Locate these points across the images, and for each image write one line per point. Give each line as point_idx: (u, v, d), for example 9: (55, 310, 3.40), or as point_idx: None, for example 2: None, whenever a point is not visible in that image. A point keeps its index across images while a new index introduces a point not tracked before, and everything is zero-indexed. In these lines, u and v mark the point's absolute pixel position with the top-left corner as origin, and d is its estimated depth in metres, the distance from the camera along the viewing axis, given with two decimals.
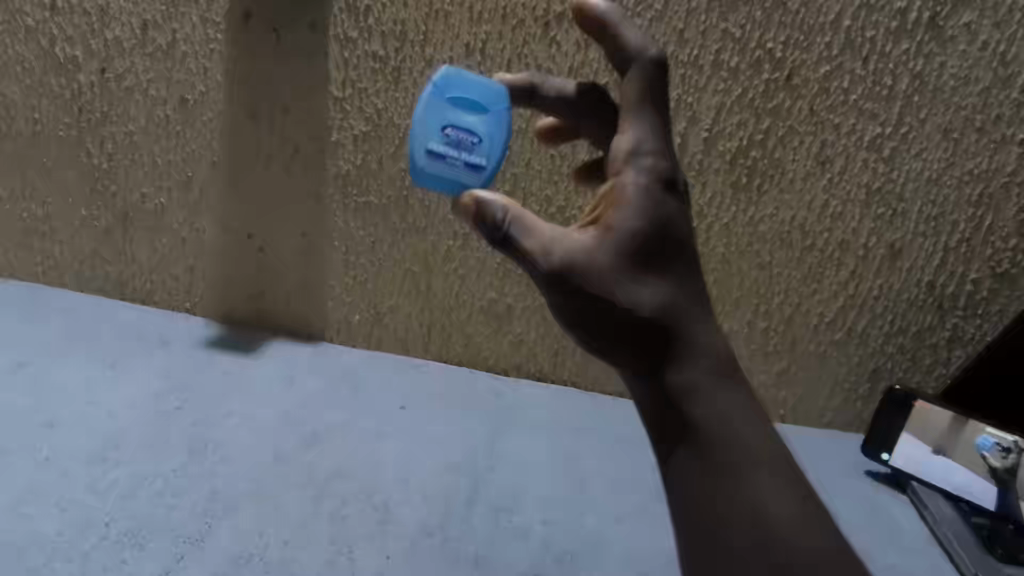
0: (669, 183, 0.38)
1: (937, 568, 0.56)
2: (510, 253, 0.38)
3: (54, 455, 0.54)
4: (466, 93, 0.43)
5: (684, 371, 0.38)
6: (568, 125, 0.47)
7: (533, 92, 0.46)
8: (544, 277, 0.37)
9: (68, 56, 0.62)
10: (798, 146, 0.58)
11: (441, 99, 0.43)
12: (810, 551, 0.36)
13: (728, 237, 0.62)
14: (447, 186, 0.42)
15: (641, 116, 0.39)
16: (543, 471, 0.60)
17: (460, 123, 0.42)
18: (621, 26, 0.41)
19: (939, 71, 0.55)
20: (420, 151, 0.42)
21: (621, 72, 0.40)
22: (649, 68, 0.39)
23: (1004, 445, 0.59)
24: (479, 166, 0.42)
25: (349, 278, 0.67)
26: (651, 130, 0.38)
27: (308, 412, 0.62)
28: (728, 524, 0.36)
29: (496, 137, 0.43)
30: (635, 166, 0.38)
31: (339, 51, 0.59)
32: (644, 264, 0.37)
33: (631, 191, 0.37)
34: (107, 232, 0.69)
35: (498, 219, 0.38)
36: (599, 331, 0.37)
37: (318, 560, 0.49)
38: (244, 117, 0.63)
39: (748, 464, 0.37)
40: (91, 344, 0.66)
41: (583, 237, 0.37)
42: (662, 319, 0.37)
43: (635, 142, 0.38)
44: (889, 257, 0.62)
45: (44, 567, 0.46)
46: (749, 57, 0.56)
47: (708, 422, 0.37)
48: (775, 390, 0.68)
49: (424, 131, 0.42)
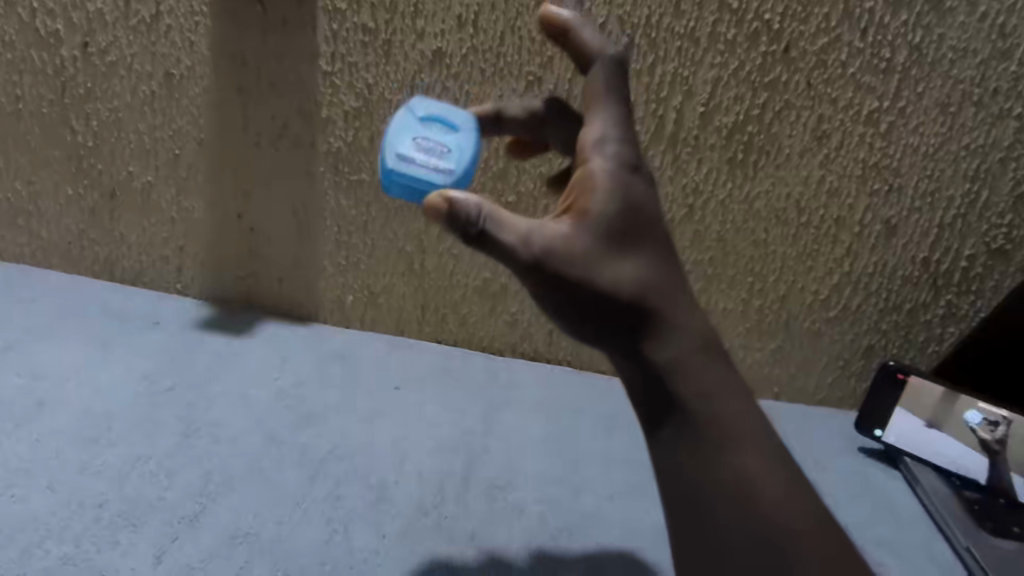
0: (635, 167, 0.40)
1: (929, 544, 0.57)
2: (489, 250, 0.37)
3: (45, 436, 0.54)
4: (438, 113, 0.44)
5: (665, 351, 0.38)
6: (536, 138, 0.50)
7: (499, 118, 0.48)
8: (527, 269, 0.36)
9: (49, 29, 0.61)
10: (795, 121, 0.58)
11: (413, 117, 0.43)
12: (802, 528, 0.36)
13: (724, 215, 0.62)
14: (417, 192, 0.42)
15: (606, 108, 0.41)
16: (540, 449, 0.60)
17: (431, 137, 0.43)
18: (583, 30, 0.43)
19: (937, 43, 0.55)
20: (390, 154, 0.42)
21: (584, 71, 0.43)
22: (612, 65, 0.42)
23: (991, 419, 0.59)
24: (449, 170, 0.42)
25: (342, 258, 0.67)
26: (615, 118, 0.41)
27: (304, 393, 0.62)
28: (719, 508, 0.36)
29: (466, 148, 0.43)
30: (602, 153, 0.39)
31: (327, 23, 0.58)
32: (622, 243, 0.38)
33: (601, 176, 0.39)
34: (94, 211, 0.68)
35: (472, 216, 0.36)
36: (584, 318, 0.37)
37: (315, 539, 0.49)
38: (231, 94, 0.61)
39: (733, 441, 0.37)
40: (82, 324, 0.65)
41: (560, 224, 0.37)
42: (644, 299, 0.37)
43: (602, 132, 0.40)
44: (885, 233, 0.61)
45: (37, 547, 0.46)
46: (745, 29, 0.55)
47: (692, 401, 0.38)
48: (769, 368, 0.68)
49: (393, 140, 0.42)
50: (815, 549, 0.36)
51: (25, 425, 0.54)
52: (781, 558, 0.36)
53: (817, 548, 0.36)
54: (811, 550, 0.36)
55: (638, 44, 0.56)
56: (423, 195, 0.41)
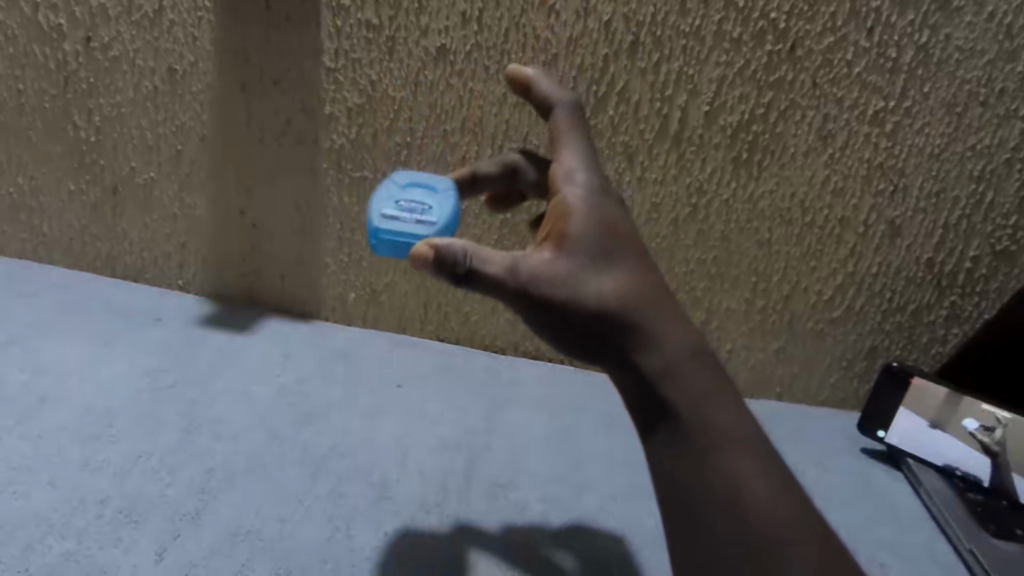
0: (604, 191, 0.43)
1: (933, 546, 0.56)
2: (478, 286, 0.39)
3: (46, 432, 0.53)
4: (419, 179, 0.48)
5: (655, 360, 0.39)
6: (512, 189, 0.51)
7: (475, 179, 0.50)
8: (515, 297, 0.38)
9: (52, 24, 0.61)
10: (800, 120, 0.58)
11: (396, 185, 0.48)
12: (795, 534, 0.36)
13: (728, 214, 0.61)
14: (403, 246, 0.45)
15: (572, 144, 0.45)
16: (541, 448, 0.60)
17: (413, 198, 0.47)
18: (540, 81, 0.48)
19: (943, 43, 0.54)
20: (375, 215, 0.46)
21: (548, 114, 0.47)
22: (572, 105, 0.47)
23: (987, 424, 0.59)
24: (430, 223, 0.46)
25: (344, 256, 0.66)
26: (580, 152, 0.45)
27: (306, 389, 0.62)
28: (709, 510, 0.37)
29: (446, 204, 0.47)
30: (572, 183, 0.43)
31: (331, 18, 0.57)
32: (603, 259, 0.39)
33: (575, 203, 0.41)
34: (96, 206, 0.68)
35: (458, 258, 0.38)
36: (574, 336, 0.39)
37: (317, 537, 0.49)
38: (234, 90, 0.61)
39: (722, 445, 0.38)
40: (84, 319, 0.65)
41: (542, 251, 0.39)
42: (630, 310, 0.38)
43: (571, 164, 0.44)
44: (889, 233, 0.61)
45: (38, 544, 0.46)
46: (751, 28, 0.55)
47: (682, 408, 0.39)
48: (772, 368, 0.68)
49: (378, 204, 0.47)
50: (808, 555, 0.36)
51: (26, 421, 0.54)
52: (775, 564, 0.35)
53: (809, 552, 0.36)
54: (803, 554, 0.36)
55: (643, 43, 0.56)
56: (409, 245, 0.45)
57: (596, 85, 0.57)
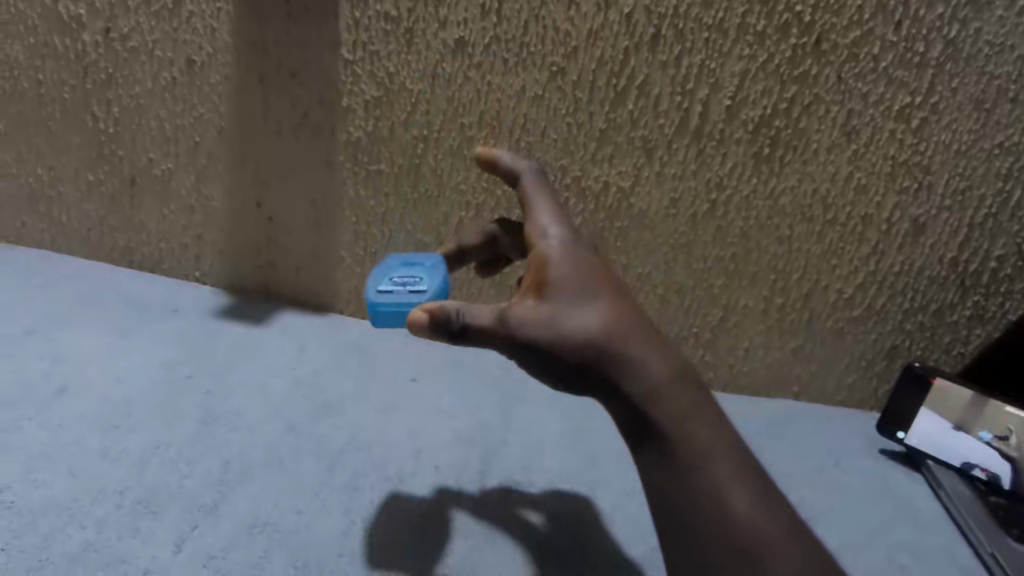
0: (577, 239, 0.45)
1: (951, 549, 0.55)
2: (474, 340, 0.39)
3: (66, 422, 0.54)
4: (409, 258, 0.51)
5: (642, 382, 0.39)
6: (495, 255, 0.52)
7: (460, 254, 0.52)
8: (509, 345, 0.39)
9: (72, 14, 0.61)
10: (824, 115, 0.57)
11: (388, 265, 0.49)
12: (785, 542, 0.36)
13: (748, 211, 0.61)
14: (402, 317, 0.46)
15: (541, 203, 0.48)
16: (552, 444, 0.59)
17: (406, 274, 0.49)
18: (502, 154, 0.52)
19: (973, 37, 0.53)
20: (370, 291, 0.47)
21: (516, 180, 0.51)
22: (535, 170, 0.51)
23: (1002, 433, 0.59)
24: (424, 291, 0.47)
25: (359, 250, 0.66)
26: (550, 210, 0.47)
27: (321, 382, 0.62)
28: (699, 525, 0.36)
29: (436, 277, 0.49)
30: (546, 239, 0.45)
31: (350, 10, 0.57)
32: (584, 299, 0.40)
33: (552, 255, 0.43)
34: (114, 198, 0.68)
35: (451, 317, 0.39)
36: (568, 369, 0.39)
37: (335, 530, 0.49)
38: (252, 81, 0.61)
39: (704, 458, 0.38)
40: (103, 310, 0.65)
41: (528, 300, 0.41)
42: (618, 345, 0.39)
43: (543, 221, 0.46)
44: (913, 231, 0.60)
45: (58, 533, 0.46)
46: (776, 21, 0.54)
47: (669, 423, 0.39)
48: (790, 366, 0.67)
49: (372, 283, 0.48)
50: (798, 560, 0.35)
51: (45, 410, 0.54)
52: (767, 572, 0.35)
53: (800, 562, 0.35)
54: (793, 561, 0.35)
55: (665, 35, 0.55)
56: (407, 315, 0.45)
57: (616, 79, 0.57)
